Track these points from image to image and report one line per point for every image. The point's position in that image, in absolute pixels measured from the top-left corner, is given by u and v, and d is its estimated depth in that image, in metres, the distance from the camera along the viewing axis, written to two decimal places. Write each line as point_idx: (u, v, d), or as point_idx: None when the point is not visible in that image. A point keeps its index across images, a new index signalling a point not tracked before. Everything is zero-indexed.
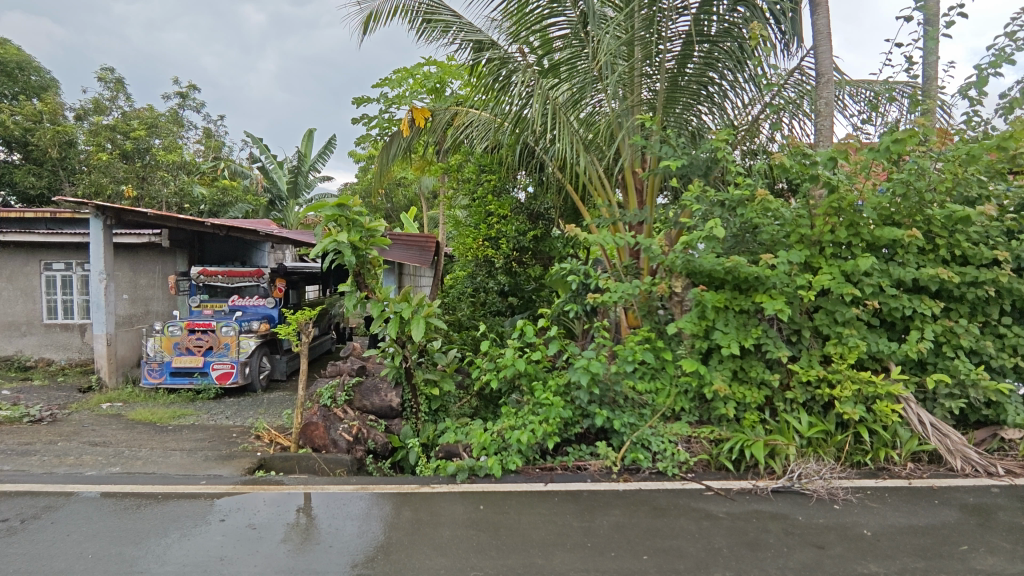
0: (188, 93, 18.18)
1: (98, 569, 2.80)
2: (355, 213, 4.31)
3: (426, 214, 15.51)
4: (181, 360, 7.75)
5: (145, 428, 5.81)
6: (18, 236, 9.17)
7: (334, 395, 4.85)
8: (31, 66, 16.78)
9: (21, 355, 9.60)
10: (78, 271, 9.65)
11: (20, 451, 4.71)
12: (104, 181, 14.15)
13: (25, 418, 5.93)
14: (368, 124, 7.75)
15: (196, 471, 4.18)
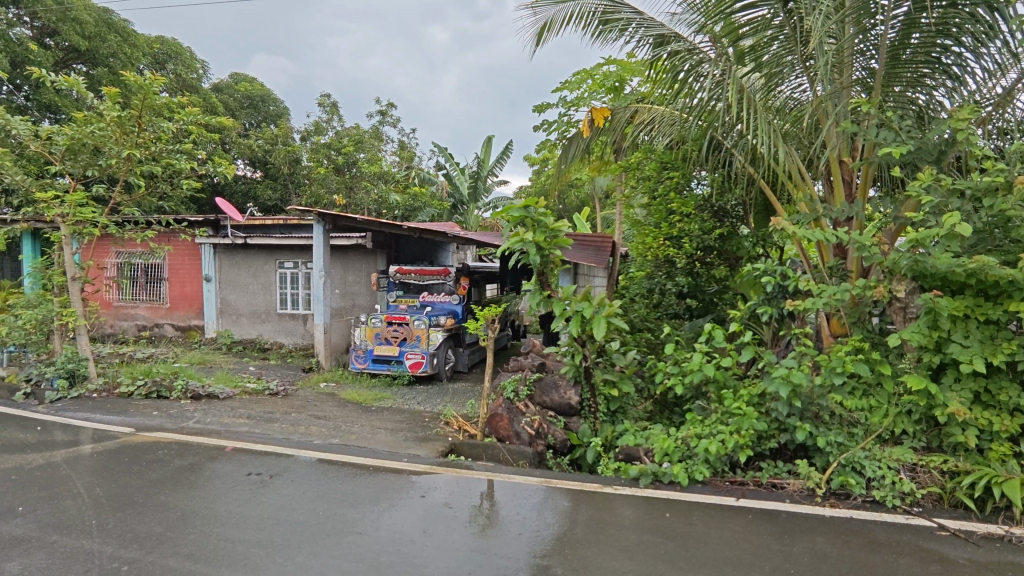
0: (387, 111, 20.35)
1: (327, 525, 3.26)
2: (540, 214, 4.44)
3: (598, 214, 15.50)
4: (381, 349, 8.70)
5: (354, 407, 6.62)
6: (261, 240, 11.17)
7: (516, 389, 5.08)
8: (270, 98, 20.09)
9: (261, 338, 11.55)
10: (303, 269, 11.34)
11: (265, 418, 5.67)
12: (321, 192, 16.76)
13: (266, 391, 7.13)
14: (548, 128, 7.96)
15: (398, 449, 4.66)
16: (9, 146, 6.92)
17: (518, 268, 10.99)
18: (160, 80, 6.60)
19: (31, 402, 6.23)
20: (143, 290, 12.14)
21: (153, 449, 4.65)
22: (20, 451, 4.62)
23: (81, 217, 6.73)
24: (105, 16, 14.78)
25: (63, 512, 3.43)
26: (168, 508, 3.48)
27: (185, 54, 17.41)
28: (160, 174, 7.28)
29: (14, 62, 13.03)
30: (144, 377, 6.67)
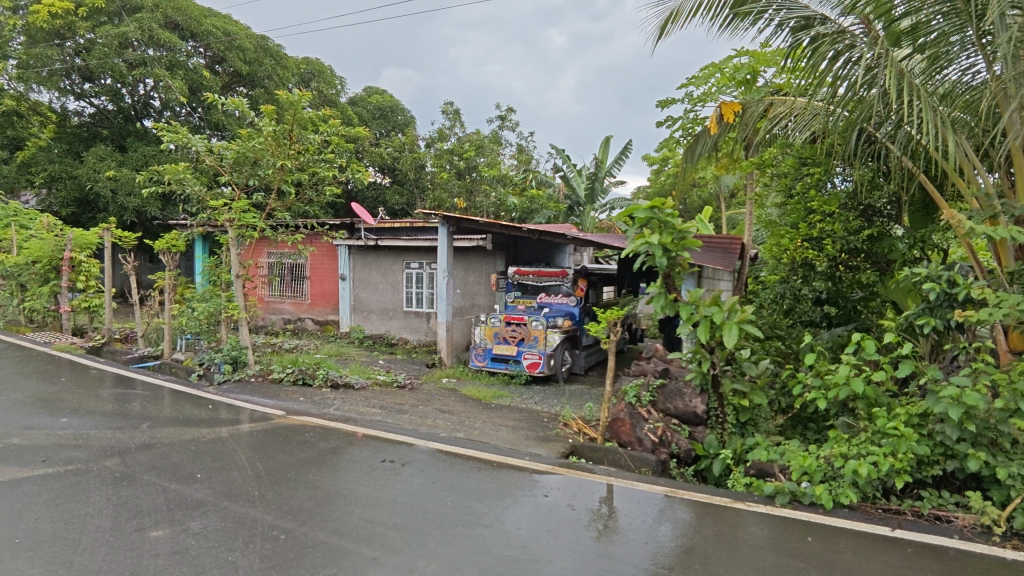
0: (506, 115, 20.81)
1: (456, 515, 3.40)
2: (667, 215, 4.29)
3: (723, 215, 14.71)
4: (499, 347, 8.91)
5: (475, 403, 6.84)
6: (390, 241, 11.92)
7: (639, 395, 4.98)
8: (399, 108, 21.36)
9: (389, 334, 12.33)
10: (428, 269, 11.93)
11: (396, 410, 6.04)
12: (444, 197, 17.64)
13: (395, 383, 7.59)
14: (672, 126, 7.70)
15: (520, 447, 4.76)
16: (188, 161, 7.96)
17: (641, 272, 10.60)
18: (308, 96, 7.32)
19: (202, 383, 7.15)
20: (289, 287, 13.44)
21: (301, 431, 5.14)
22: (196, 425, 5.31)
23: (245, 222, 7.61)
24: (262, 42, 16.59)
25: (231, 482, 3.90)
26: (316, 486, 3.83)
27: (327, 72, 19.05)
28: (308, 182, 8.03)
29: (192, 88, 15.04)
30: (292, 365, 7.39)
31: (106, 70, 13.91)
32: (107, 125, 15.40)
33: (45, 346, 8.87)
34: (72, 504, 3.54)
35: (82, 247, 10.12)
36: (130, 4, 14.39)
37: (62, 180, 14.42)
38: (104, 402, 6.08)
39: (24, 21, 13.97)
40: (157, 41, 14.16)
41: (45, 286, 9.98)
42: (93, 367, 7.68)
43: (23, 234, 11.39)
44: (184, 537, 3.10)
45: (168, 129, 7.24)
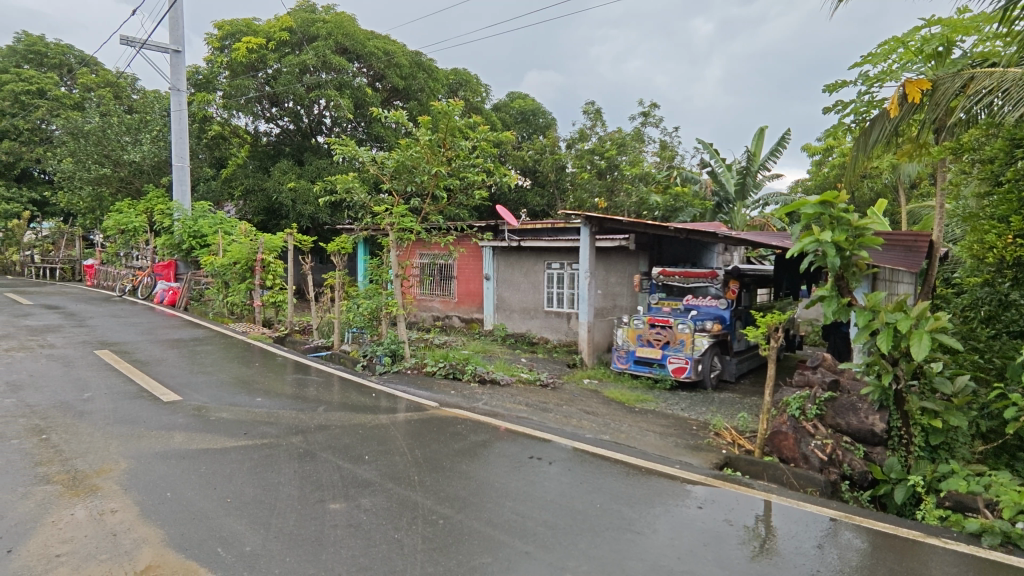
0: (649, 111, 20.26)
1: (606, 518, 3.37)
2: (841, 210, 3.90)
3: (903, 208, 12.97)
4: (643, 350, 8.68)
5: (618, 405, 6.74)
6: (533, 242, 12.17)
7: (803, 408, 4.56)
8: (541, 111, 21.69)
9: (531, 333, 12.59)
10: (569, 270, 12.00)
11: (541, 408, 6.16)
12: (584, 197, 17.66)
13: (538, 382, 7.73)
14: (842, 112, 6.96)
15: (669, 454, 4.59)
16: (355, 171, 8.78)
17: (812, 274, 9.70)
18: (459, 105, 7.76)
19: (366, 372, 7.85)
20: (439, 286, 14.29)
21: (454, 423, 5.43)
22: (363, 411, 5.85)
23: (403, 225, 8.22)
24: (417, 58, 17.82)
25: (394, 465, 4.23)
26: (469, 476, 4.02)
27: (473, 81, 19.98)
28: (459, 187, 8.46)
29: (357, 105, 16.60)
30: (443, 359, 7.84)
31: (289, 94, 15.87)
32: (289, 142, 17.54)
33: (243, 335, 10.33)
34: (268, 473, 4.08)
35: (270, 250, 11.64)
36: (308, 34, 16.21)
37: (254, 192, 16.71)
38: (289, 386, 6.93)
39: (228, 57, 16.40)
40: (329, 65, 15.84)
41: (242, 284, 11.64)
42: (278, 355, 8.79)
43: (226, 239, 13.38)
44: (358, 513, 3.43)
45: (339, 143, 8.05)
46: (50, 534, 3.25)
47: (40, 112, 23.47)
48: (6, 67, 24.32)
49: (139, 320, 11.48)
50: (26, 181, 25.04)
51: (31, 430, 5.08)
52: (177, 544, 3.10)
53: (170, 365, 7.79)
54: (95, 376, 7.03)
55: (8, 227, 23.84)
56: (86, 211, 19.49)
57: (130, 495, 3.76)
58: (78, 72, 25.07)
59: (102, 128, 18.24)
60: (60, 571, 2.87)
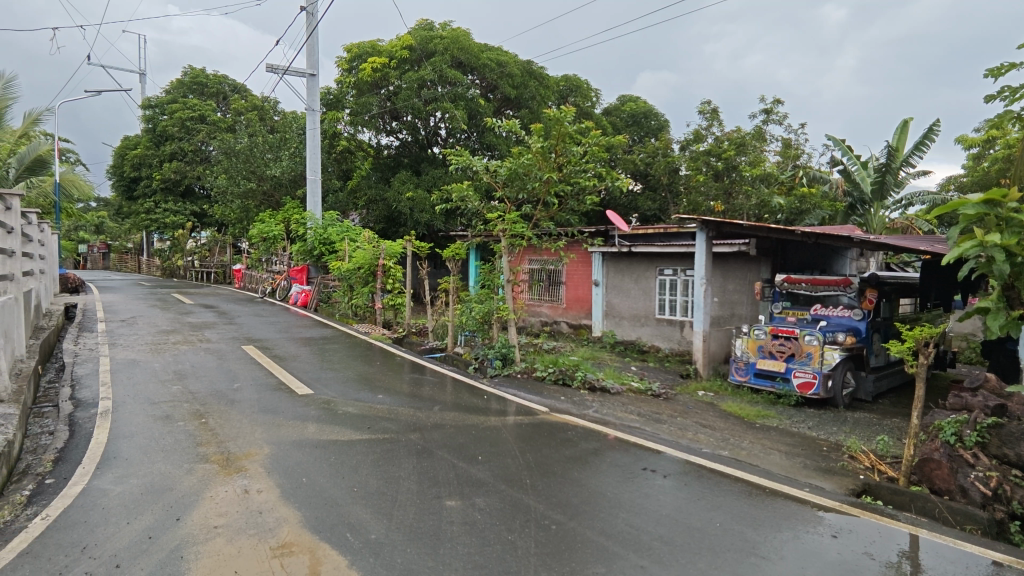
0: (772, 108, 19.05)
1: (728, 539, 3.20)
2: (1012, 210, 3.41)
3: None
4: (765, 363, 8.13)
5: (737, 421, 6.37)
6: (645, 248, 11.86)
7: (960, 433, 4.12)
8: (653, 113, 21.16)
9: (641, 340, 12.28)
10: (682, 276, 11.59)
11: (655, 419, 5.98)
12: (699, 200, 17.00)
13: (650, 392, 7.50)
14: (1009, 99, 6.13)
15: (797, 476, 4.26)
16: (470, 180, 9.08)
17: (972, 285, 8.38)
18: (571, 111, 7.78)
19: (478, 375, 8.08)
20: (547, 292, 14.38)
21: (564, 429, 5.43)
22: (475, 413, 6.02)
23: (515, 231, 8.38)
24: (528, 66, 18.16)
25: (507, 467, 4.31)
26: (581, 484, 4.00)
27: (584, 86, 19.98)
28: (571, 192, 8.47)
29: (471, 116, 17.20)
30: (553, 365, 7.87)
31: (408, 108, 16.82)
32: (408, 154, 18.55)
33: (365, 336, 11.06)
34: (390, 466, 4.33)
35: (391, 255, 12.37)
36: (427, 51, 17.01)
37: (377, 202, 17.88)
38: (407, 385, 7.30)
39: (355, 77, 17.71)
40: (445, 79, 16.59)
41: (366, 287, 12.48)
42: (398, 355, 9.30)
43: (352, 245, 14.41)
44: (473, 511, 3.53)
45: (455, 154, 8.38)
46: (208, 507, 3.67)
47: (201, 135, 26.78)
48: (175, 97, 28.03)
49: (277, 319, 12.68)
50: (189, 196, 28.66)
51: (193, 414, 5.78)
52: (311, 526, 3.37)
53: (303, 361, 8.52)
54: (242, 369, 7.85)
55: (175, 236, 27.45)
56: (235, 221, 21.90)
57: (271, 477, 4.16)
58: (231, 98, 28.32)
59: (249, 147, 20.42)
60: (217, 540, 3.24)
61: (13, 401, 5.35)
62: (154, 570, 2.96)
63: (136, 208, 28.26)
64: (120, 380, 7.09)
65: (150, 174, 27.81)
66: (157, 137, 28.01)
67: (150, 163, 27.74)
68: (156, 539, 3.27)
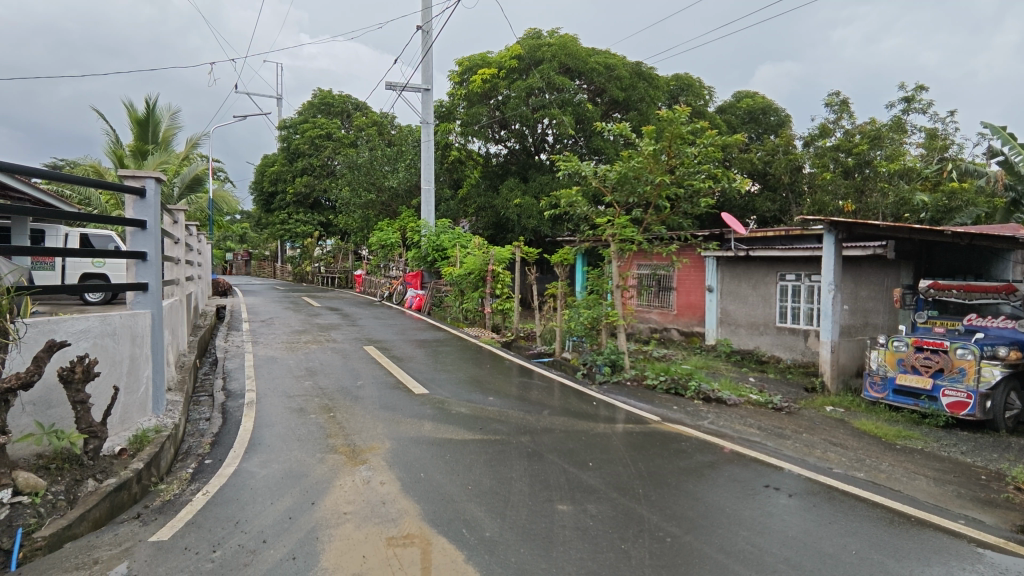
0: (914, 95, 17.22)
1: (865, 569, 2.93)
2: None
3: None
4: (907, 378, 7.34)
5: (873, 440, 5.81)
6: (763, 252, 11.16)
7: None
8: (772, 108, 19.92)
9: (759, 350, 11.58)
10: (807, 282, 10.79)
11: (777, 433, 5.62)
12: (826, 200, 15.58)
13: (770, 404, 7.03)
14: None
15: (949, 506, 3.81)
16: (578, 185, 9.05)
17: None
18: (685, 111, 7.52)
19: (587, 380, 8.04)
20: (657, 298, 13.97)
21: (678, 440, 5.25)
22: (584, 418, 6.00)
23: (625, 236, 8.24)
24: (637, 68, 17.87)
25: (618, 475, 4.25)
26: (697, 497, 3.85)
27: (696, 84, 19.30)
28: (684, 195, 8.19)
29: (578, 121, 17.21)
30: (665, 373, 7.65)
31: (517, 116, 17.19)
32: (516, 161, 18.91)
33: (475, 339, 11.42)
34: (502, 467, 4.43)
35: (500, 261, 12.67)
36: (535, 59, 17.16)
37: (486, 209, 18.46)
38: (516, 388, 7.44)
39: (466, 89, 18.36)
40: (553, 86, 16.75)
41: (476, 292, 12.87)
42: (507, 359, 9.50)
43: (463, 252, 14.94)
44: (585, 517, 3.52)
45: (563, 159, 8.41)
46: (338, 494, 3.98)
47: (327, 151, 29.10)
48: (306, 117, 30.68)
49: (395, 322, 13.45)
50: (317, 207, 31.21)
51: (323, 408, 6.28)
52: (430, 520, 3.54)
53: (418, 362, 8.97)
54: (365, 368, 8.42)
55: (305, 244, 30.03)
56: (357, 230, 23.52)
57: (393, 470, 4.42)
58: (353, 116, 30.53)
59: (370, 160, 21.87)
60: (346, 526, 3.50)
61: (178, 389, 6.14)
62: (294, 547, 3.26)
63: (273, 219, 31.30)
64: (261, 375, 7.88)
65: (285, 188, 30.65)
66: (291, 154, 30.84)
67: (285, 178, 30.58)
68: (295, 520, 3.59)
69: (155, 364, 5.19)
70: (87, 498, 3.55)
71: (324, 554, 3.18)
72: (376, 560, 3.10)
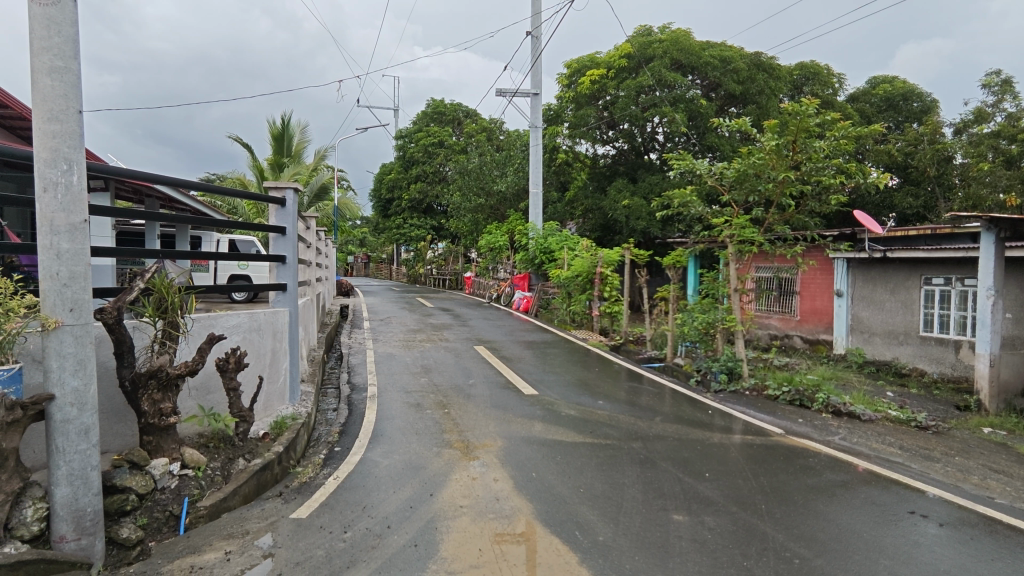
0: None
1: None
2: None
3: None
4: None
5: None
6: (904, 252, 10.02)
7: None
8: (915, 93, 17.91)
9: (898, 361, 10.47)
10: (958, 287, 9.61)
11: (923, 454, 5.05)
12: (983, 193, 13.71)
13: (913, 422, 6.31)
14: None
15: None
16: (692, 184, 8.70)
17: None
18: (814, 102, 6.95)
19: (701, 388, 7.71)
20: (778, 302, 13.07)
21: (804, 455, 4.88)
22: (698, 427, 5.76)
23: (744, 236, 7.79)
24: (756, 59, 16.86)
25: (738, 488, 4.04)
26: (828, 518, 3.57)
27: (824, 71, 17.87)
28: (810, 192, 7.61)
29: (691, 117, 16.58)
30: (788, 384, 7.15)
31: (626, 117, 16.88)
32: (624, 161, 18.59)
33: (583, 342, 11.38)
34: (614, 472, 4.39)
35: (608, 263, 12.53)
36: (646, 56, 16.75)
37: (594, 211, 18.29)
38: (625, 392, 7.32)
39: (574, 91, 18.33)
40: (664, 82, 16.27)
41: (583, 294, 12.82)
42: (616, 362, 9.36)
43: (570, 254, 14.93)
44: (703, 530, 3.40)
45: (677, 158, 8.12)
46: (454, 487, 4.15)
47: (439, 158, 30.37)
48: (420, 127, 32.21)
49: (503, 323, 13.73)
50: (430, 212, 32.72)
51: (438, 404, 6.58)
52: (543, 519, 3.59)
53: (527, 363, 9.10)
54: (476, 367, 8.69)
55: (418, 247, 31.56)
56: (467, 233, 24.33)
57: (506, 468, 4.53)
58: (464, 122, 31.59)
59: (480, 166, 22.52)
60: (463, 518, 3.64)
61: (311, 381, 6.72)
62: (416, 535, 3.45)
63: (390, 224, 33.21)
64: (382, 370, 8.40)
65: (401, 195, 32.43)
66: (406, 162, 32.52)
67: (401, 185, 32.36)
68: (416, 509, 3.80)
69: (292, 358, 5.71)
70: (239, 475, 3.99)
71: (443, 544, 3.33)
72: (490, 555, 3.20)
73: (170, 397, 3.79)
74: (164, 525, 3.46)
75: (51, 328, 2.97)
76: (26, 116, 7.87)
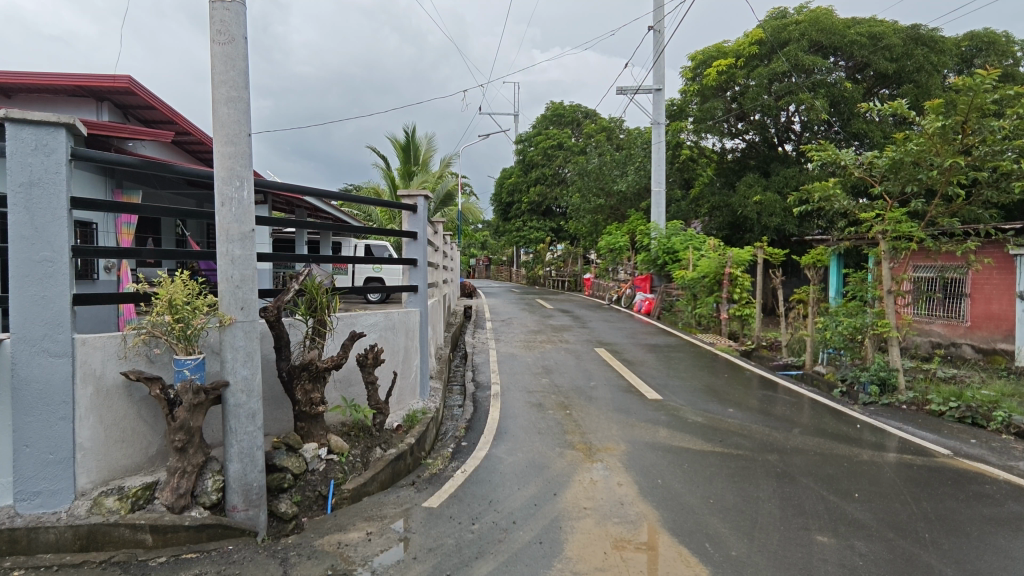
0: None
1: None
2: None
3: None
4: None
5: None
6: None
7: None
8: None
9: None
10: None
11: None
12: None
13: None
14: None
15: None
16: (835, 177, 7.97)
17: None
18: (994, 75, 6.00)
19: (846, 401, 7.01)
20: (942, 306, 11.58)
21: (978, 481, 4.27)
22: (846, 442, 5.24)
23: (900, 232, 6.93)
24: (914, 32, 15.03)
25: (895, 513, 3.63)
26: (1012, 555, 3.11)
27: (1000, 41, 15.53)
28: (985, 180, 6.63)
29: (834, 103, 15.18)
30: (958, 399, 6.30)
31: (757, 107, 15.87)
32: (755, 155, 17.51)
33: (710, 346, 10.85)
34: (748, 485, 4.13)
35: (738, 264, 11.85)
36: (780, 40, 15.59)
37: (720, 208, 17.36)
38: (757, 401, 6.83)
39: (698, 84, 17.50)
40: (802, 67, 15.05)
41: (711, 296, 12.23)
42: (747, 369, 8.82)
43: (695, 254, 14.30)
44: (852, 555, 3.11)
45: (817, 148, 7.45)
46: (576, 489, 4.16)
47: (559, 161, 30.51)
48: (540, 130, 32.57)
49: (625, 325, 13.48)
50: (549, 214, 33.09)
51: (559, 405, 6.60)
52: (671, 528, 3.48)
53: (650, 367, 8.85)
54: (598, 369, 8.62)
55: (538, 249, 31.98)
56: (586, 234, 24.20)
57: (629, 473, 4.45)
58: (584, 123, 31.44)
59: (600, 167, 22.26)
60: (587, 520, 3.64)
61: (439, 378, 7.06)
62: (541, 532, 3.50)
63: (511, 226, 34.08)
64: (504, 370, 8.60)
65: (522, 198, 33.18)
66: (526, 166, 33.11)
67: (521, 189, 33.05)
68: (540, 507, 3.86)
69: (423, 355, 6.03)
70: (376, 463, 4.30)
71: (568, 543, 3.35)
72: (615, 558, 3.17)
73: (319, 387, 4.18)
74: (314, 503, 3.82)
75: (227, 324, 3.41)
76: (204, 142, 9.12)
